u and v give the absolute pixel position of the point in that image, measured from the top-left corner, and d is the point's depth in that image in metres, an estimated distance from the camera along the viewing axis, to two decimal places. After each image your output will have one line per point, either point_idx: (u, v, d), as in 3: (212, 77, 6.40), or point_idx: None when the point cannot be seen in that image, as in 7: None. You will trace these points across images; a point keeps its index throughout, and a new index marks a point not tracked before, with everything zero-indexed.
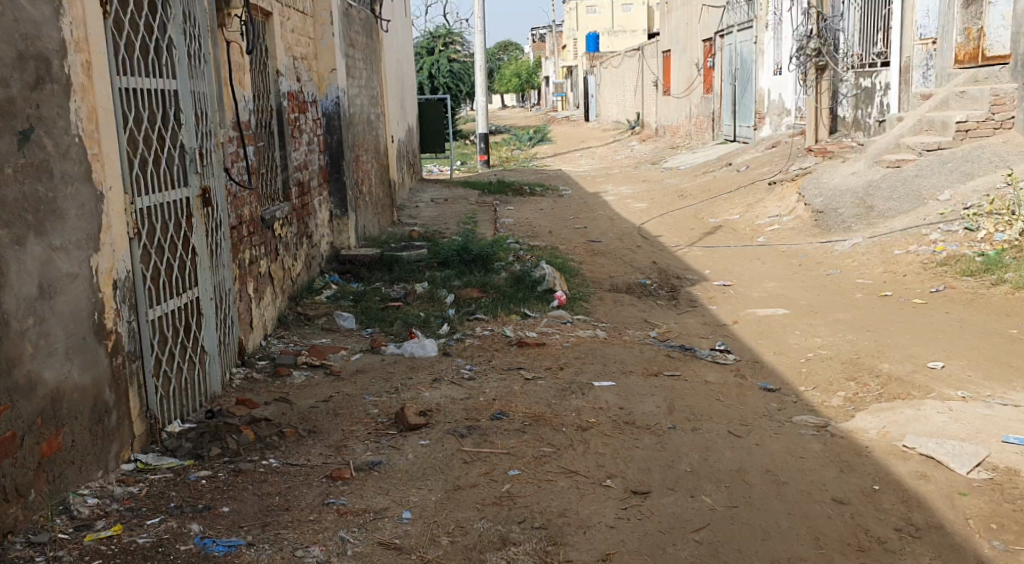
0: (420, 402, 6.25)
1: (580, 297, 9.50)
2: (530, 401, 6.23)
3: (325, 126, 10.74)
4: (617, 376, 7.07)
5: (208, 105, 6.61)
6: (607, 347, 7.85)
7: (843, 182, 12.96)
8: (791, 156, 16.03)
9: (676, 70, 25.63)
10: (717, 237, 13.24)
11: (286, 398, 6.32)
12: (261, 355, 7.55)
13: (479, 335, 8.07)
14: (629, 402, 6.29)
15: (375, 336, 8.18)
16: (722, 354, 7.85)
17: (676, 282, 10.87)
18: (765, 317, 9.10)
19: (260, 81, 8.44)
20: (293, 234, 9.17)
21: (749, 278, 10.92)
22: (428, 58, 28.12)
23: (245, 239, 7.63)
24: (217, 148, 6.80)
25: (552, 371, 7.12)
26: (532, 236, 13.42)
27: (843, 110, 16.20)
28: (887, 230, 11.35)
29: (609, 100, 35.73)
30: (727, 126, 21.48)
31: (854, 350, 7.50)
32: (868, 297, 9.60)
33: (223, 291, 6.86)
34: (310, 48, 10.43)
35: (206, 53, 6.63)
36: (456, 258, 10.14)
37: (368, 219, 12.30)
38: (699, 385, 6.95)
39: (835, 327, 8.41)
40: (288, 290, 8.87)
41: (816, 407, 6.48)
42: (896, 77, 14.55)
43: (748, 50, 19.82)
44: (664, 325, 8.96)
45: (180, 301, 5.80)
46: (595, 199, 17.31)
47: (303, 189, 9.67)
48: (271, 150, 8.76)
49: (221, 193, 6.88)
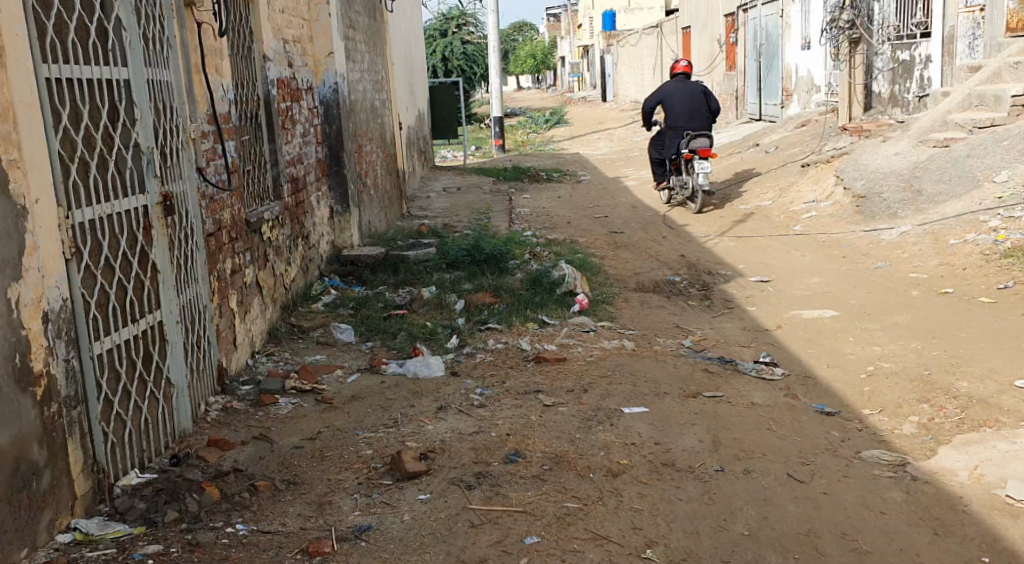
0: (420, 438, 5.34)
1: (603, 299, 8.57)
2: (550, 436, 5.32)
3: (322, 115, 9.79)
4: (651, 399, 6.15)
5: (174, 97, 5.76)
6: (637, 362, 6.92)
7: (884, 163, 11.95)
8: (824, 135, 15.00)
9: (697, 47, 24.56)
10: (749, 225, 12.27)
11: (266, 437, 5.42)
12: (247, 377, 6.67)
13: (491, 349, 7.16)
14: (667, 437, 5.37)
15: (376, 352, 7.28)
16: (768, 367, 6.89)
17: (708, 278, 9.91)
18: (812, 320, 8.17)
19: (242, 68, 7.51)
20: (286, 236, 8.27)
21: (789, 273, 9.95)
22: (440, 40, 27.14)
23: (225, 247, 6.72)
24: (186, 145, 5.93)
25: (575, 394, 6.21)
26: (549, 227, 12.46)
27: (877, 86, 15.15)
28: (940, 216, 10.36)
29: (628, 78, 34.59)
30: (752, 105, 20.45)
31: (921, 364, 6.55)
32: (925, 295, 8.63)
33: (198, 308, 5.98)
34: (304, 30, 9.48)
35: (172, 37, 5.78)
36: (467, 258, 9.22)
37: (373, 214, 11.36)
38: (746, 410, 6.01)
39: (894, 333, 7.45)
40: (280, 299, 7.98)
41: (887, 438, 5.54)
42: (938, 49, 13.53)
43: (774, 24, 18.77)
44: (698, 331, 8.01)
45: (137, 329, 4.91)
46: (615, 184, 16.35)
47: (297, 185, 8.75)
48: (257, 144, 7.83)
49: (192, 197, 6.01)
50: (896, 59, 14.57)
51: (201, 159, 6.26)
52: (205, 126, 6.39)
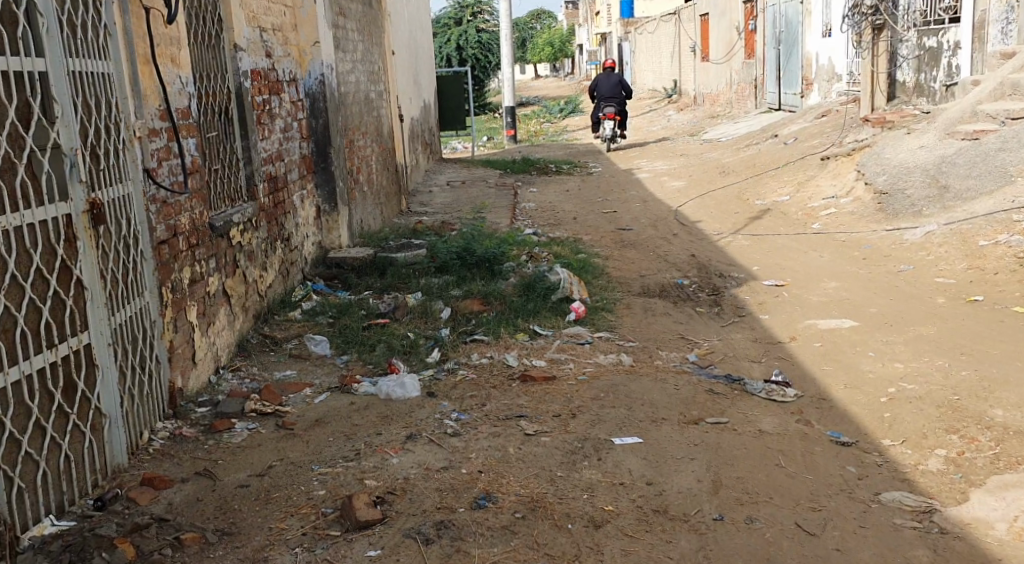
0: (381, 475, 4.74)
1: (603, 306, 7.97)
2: (527, 473, 4.73)
3: (308, 109, 8.85)
4: (645, 427, 5.54)
5: (112, 92, 5.23)
6: (633, 381, 6.29)
7: (908, 157, 11.27)
8: (845, 127, 14.31)
9: (716, 35, 23.87)
10: (765, 222, 11.60)
11: (210, 473, 4.86)
12: (206, 396, 6.06)
13: (474, 365, 6.55)
14: (661, 475, 4.79)
15: (350, 367, 6.67)
16: (779, 387, 6.26)
17: (718, 281, 9.28)
18: (828, 331, 7.53)
19: (205, 58, 6.83)
20: (261, 240, 7.49)
21: (804, 276, 9.33)
22: (455, 29, 26.55)
23: (183, 254, 6.05)
24: (130, 144, 5.37)
25: (562, 420, 5.60)
26: (553, 224, 11.84)
27: (901, 74, 14.43)
28: (968, 214, 9.69)
29: (646, 66, 33.88)
30: (772, 94, 19.68)
31: (950, 387, 5.94)
32: (952, 303, 7.98)
33: (143, 325, 5.36)
34: (287, 15, 8.52)
35: (110, 25, 5.26)
36: (457, 262, 8.49)
37: (368, 212, 10.55)
38: (752, 441, 5.42)
39: (918, 348, 6.82)
40: (252, 307, 7.27)
41: (910, 476, 4.94)
42: (968, 34, 12.77)
43: (794, 11, 18.04)
44: (704, 342, 7.40)
45: (53, 356, 4.47)
46: (626, 177, 15.70)
47: (277, 184, 7.93)
48: (224, 140, 7.09)
49: (138, 202, 5.42)
50: (922, 46, 13.86)
51: (150, 160, 5.63)
52: (157, 122, 5.76)
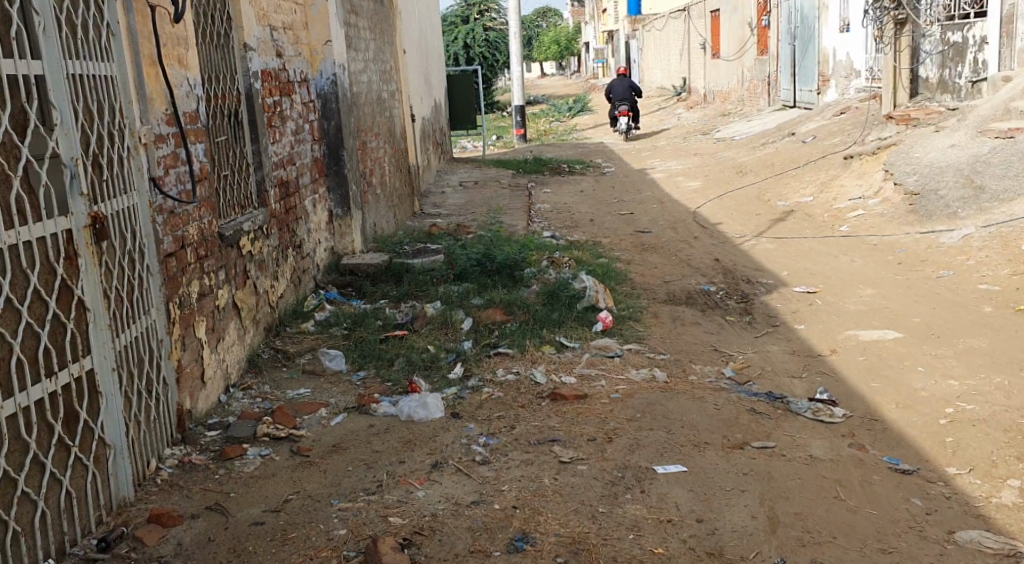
0: (406, 512, 4.61)
1: (630, 315, 7.45)
2: (566, 508, 4.67)
3: (319, 110, 8.42)
4: (688, 455, 5.23)
5: (116, 96, 4.89)
6: (671, 398, 5.92)
7: (940, 157, 10.83)
8: (867, 125, 13.80)
9: (727, 31, 23.42)
10: (789, 224, 11.04)
11: (221, 508, 4.68)
12: (215, 419, 5.66)
13: (500, 382, 6.12)
14: (712, 510, 4.74)
15: (368, 386, 6.18)
16: (825, 406, 5.89)
17: (746, 288, 8.71)
18: (871, 343, 7.12)
19: (213, 59, 6.45)
20: (273, 248, 7.03)
21: (836, 282, 8.83)
22: (461, 27, 26.13)
23: (190, 267, 5.63)
24: (134, 152, 5.01)
25: (598, 447, 5.27)
26: (571, 227, 11.35)
27: (925, 70, 13.77)
28: (1006, 217, 9.31)
29: (653, 64, 33.49)
30: (786, 90, 19.30)
31: (1014, 408, 5.67)
32: (1000, 312, 7.60)
33: (148, 346, 5.01)
34: (298, 14, 8.09)
35: (113, 25, 4.91)
36: (476, 269, 8.02)
37: (380, 216, 10.12)
38: (804, 469, 5.15)
39: (971, 363, 6.44)
40: (264, 319, 6.76)
41: (985, 510, 4.87)
42: (995, 30, 12.20)
43: (809, 6, 17.65)
44: (740, 355, 6.94)
45: (53, 386, 4.24)
46: (641, 176, 15.33)
47: (288, 189, 7.47)
48: (233, 145, 6.68)
49: (144, 213, 5.06)
50: (946, 41, 13.27)
51: (156, 168, 5.26)
52: (163, 127, 5.39)
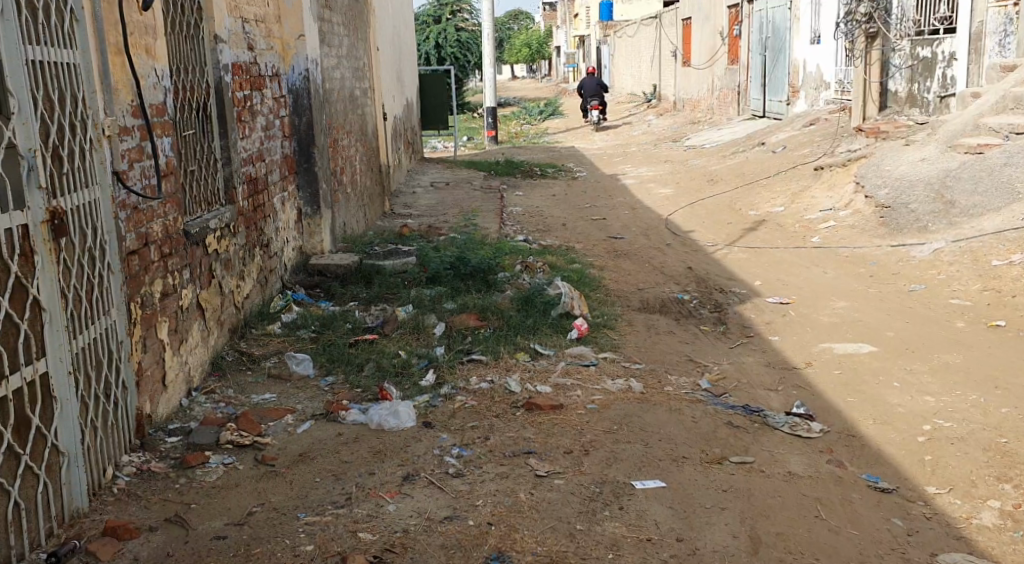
0: (377, 527, 4.55)
1: (604, 322, 7.15)
2: (541, 526, 4.60)
3: (290, 106, 8.14)
4: (666, 470, 5.08)
5: (79, 85, 4.67)
6: (648, 409, 5.75)
7: (908, 169, 10.08)
8: (838, 136, 13.38)
9: (698, 40, 23.33)
10: (760, 235, 10.34)
11: (181, 521, 4.59)
12: (177, 423, 5.44)
13: (473, 390, 5.94)
14: (692, 528, 4.65)
15: (336, 391, 5.97)
16: (803, 421, 5.72)
17: (720, 297, 8.09)
18: (846, 357, 6.71)
19: (182, 50, 6.22)
20: (240, 247, 6.78)
21: (811, 293, 8.19)
22: (433, 27, 25.90)
23: (154, 266, 5.40)
24: (97, 144, 4.79)
25: (575, 462, 5.11)
26: (543, 230, 11.09)
27: (893, 84, 13.13)
28: (977, 231, 8.64)
29: (624, 70, 33.42)
30: (756, 100, 19.20)
31: (993, 427, 5.53)
32: (972, 328, 7.11)
33: (107, 348, 4.80)
34: (271, 7, 7.84)
35: (77, 10, 4.69)
36: (450, 273, 7.79)
37: (351, 215, 9.90)
38: (785, 486, 5.00)
39: (947, 378, 6.23)
40: (228, 321, 6.51)
41: (967, 533, 4.73)
42: (964, 46, 11.53)
43: (781, 17, 17.53)
44: (715, 366, 6.57)
45: (4, 390, 4.10)
46: (612, 182, 15.18)
47: (257, 186, 7.23)
48: (201, 139, 6.44)
49: (106, 209, 4.84)
50: (915, 56, 12.57)
51: (120, 162, 5.02)
52: (128, 119, 5.16)
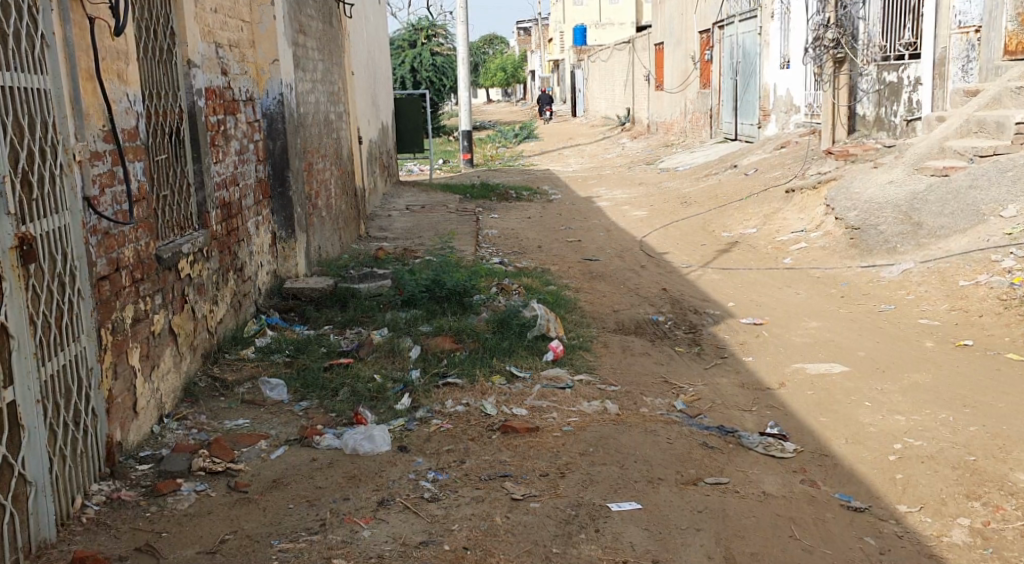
0: (351, 553, 4.54)
1: (580, 343, 7.13)
2: (516, 550, 4.60)
3: (264, 130, 8.10)
4: (641, 492, 5.08)
5: (49, 110, 4.68)
6: (623, 430, 5.74)
7: (877, 193, 10.15)
8: (806, 158, 13.45)
9: (671, 65, 23.44)
10: (733, 256, 10.39)
11: (151, 550, 4.58)
12: (148, 450, 5.40)
13: (449, 413, 5.93)
14: (668, 549, 4.66)
15: (311, 416, 5.94)
16: (777, 440, 5.73)
17: (695, 318, 8.10)
18: (817, 376, 6.74)
19: (154, 73, 6.20)
20: (213, 270, 6.74)
21: (783, 313, 8.22)
22: (409, 51, 25.95)
23: (125, 291, 5.37)
24: (68, 169, 4.79)
25: (551, 486, 5.11)
26: (519, 253, 11.06)
27: (862, 108, 13.18)
28: (944, 252, 8.71)
29: (598, 94, 33.68)
30: (728, 123, 19.25)
31: (962, 445, 5.58)
32: (941, 347, 7.16)
33: (76, 374, 4.78)
34: (244, 33, 7.79)
35: (48, 36, 4.70)
36: (426, 295, 7.74)
37: (325, 238, 9.87)
38: (760, 506, 5.01)
39: (917, 398, 6.26)
40: (201, 345, 6.46)
41: (938, 551, 4.75)
42: (929, 71, 11.61)
43: (752, 42, 17.63)
44: (689, 387, 6.58)
45: None
46: (587, 205, 15.19)
47: (229, 210, 7.18)
48: (173, 163, 6.41)
49: (77, 233, 4.84)
50: (881, 80, 12.61)
51: (91, 187, 5.01)
52: (100, 144, 5.15)
